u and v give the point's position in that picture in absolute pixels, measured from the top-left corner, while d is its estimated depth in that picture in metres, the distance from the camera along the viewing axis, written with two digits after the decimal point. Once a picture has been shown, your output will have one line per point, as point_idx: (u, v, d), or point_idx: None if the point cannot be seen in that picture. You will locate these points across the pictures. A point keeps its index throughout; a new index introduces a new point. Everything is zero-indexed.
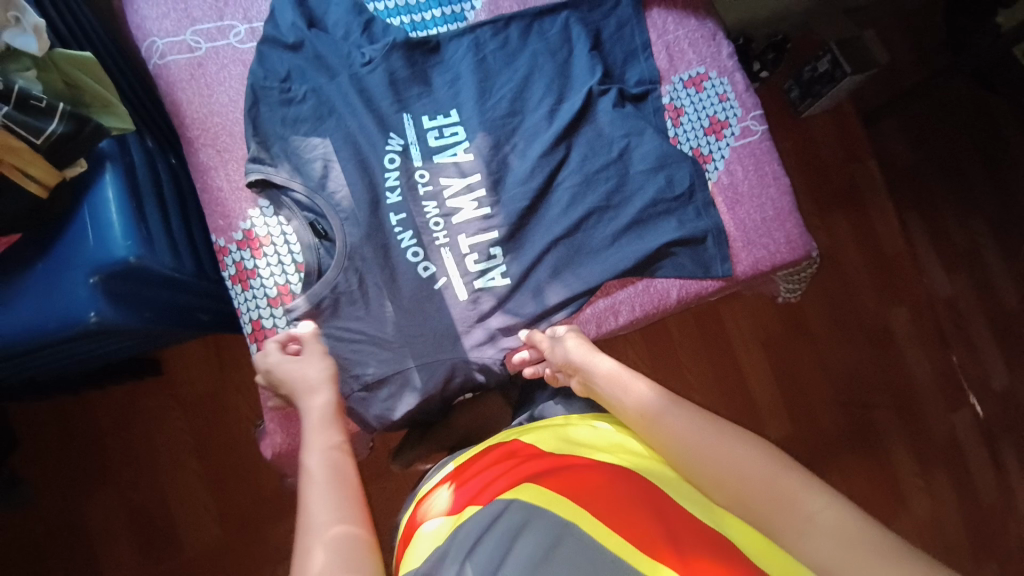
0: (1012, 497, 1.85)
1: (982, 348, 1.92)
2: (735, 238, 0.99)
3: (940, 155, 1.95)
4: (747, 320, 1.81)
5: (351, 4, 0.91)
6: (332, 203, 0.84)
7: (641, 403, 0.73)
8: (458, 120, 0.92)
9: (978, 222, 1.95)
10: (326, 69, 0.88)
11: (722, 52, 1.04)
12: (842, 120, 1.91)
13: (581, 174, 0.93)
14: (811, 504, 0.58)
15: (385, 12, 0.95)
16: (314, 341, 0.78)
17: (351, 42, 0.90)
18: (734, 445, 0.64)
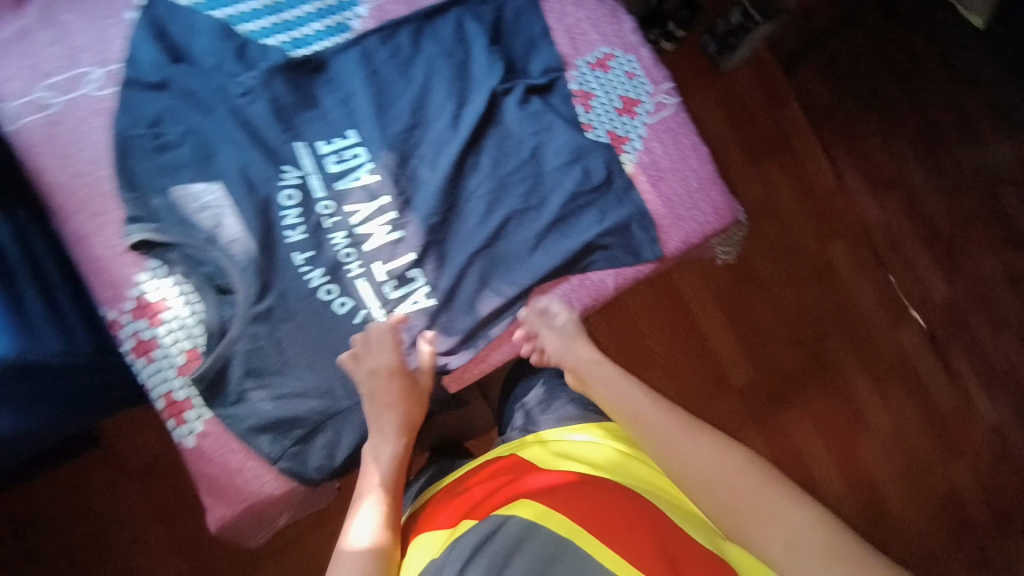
0: (968, 406, 1.91)
1: (921, 269, 1.94)
2: (663, 216, 0.98)
3: None
4: (697, 280, 1.85)
5: (218, 30, 0.83)
6: (228, 253, 0.80)
7: (635, 407, 0.82)
8: (358, 140, 0.87)
9: (900, 144, 1.91)
10: (201, 105, 0.82)
11: (624, 27, 1.01)
12: (762, 68, 1.94)
13: (495, 179, 0.92)
14: (778, 502, 0.65)
15: (258, 32, 0.86)
16: (428, 361, 0.86)
17: (226, 71, 0.83)
18: (716, 447, 0.72)
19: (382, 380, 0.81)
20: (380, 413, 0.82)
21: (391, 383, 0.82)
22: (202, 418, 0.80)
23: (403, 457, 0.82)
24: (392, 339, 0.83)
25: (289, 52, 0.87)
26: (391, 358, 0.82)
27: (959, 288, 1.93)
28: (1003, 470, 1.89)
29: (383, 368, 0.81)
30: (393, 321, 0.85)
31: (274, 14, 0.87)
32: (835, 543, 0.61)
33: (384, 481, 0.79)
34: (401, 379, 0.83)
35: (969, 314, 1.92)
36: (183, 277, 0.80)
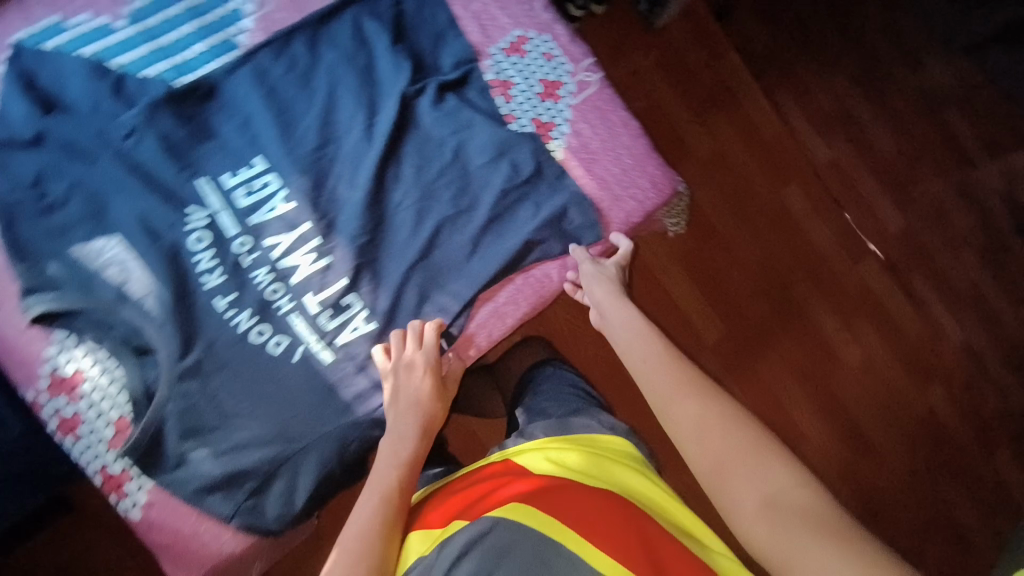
0: (934, 325, 2.01)
1: (874, 200, 2.04)
2: (601, 198, 0.95)
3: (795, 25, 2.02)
4: (660, 243, 1.82)
5: (88, 68, 0.75)
6: (140, 311, 0.74)
7: (642, 357, 0.81)
8: (265, 167, 0.81)
9: (843, 80, 2.05)
10: (83, 155, 0.75)
11: (535, 6, 0.96)
12: (698, 21, 1.97)
13: (420, 187, 0.87)
14: (769, 468, 0.65)
15: (134, 65, 0.78)
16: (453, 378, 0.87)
17: (104, 113, 0.75)
18: (713, 412, 0.71)
19: (416, 373, 0.81)
20: (404, 408, 0.80)
21: (423, 379, 0.81)
22: (144, 488, 0.76)
23: (418, 460, 0.78)
24: (433, 336, 0.83)
25: (171, 81, 0.78)
26: (425, 352, 0.82)
27: (910, 214, 2.06)
28: (969, 381, 2.00)
29: (419, 362, 0.81)
30: (436, 322, 0.84)
31: (150, 42, 0.78)
32: (815, 512, 0.61)
33: (392, 478, 0.75)
34: (434, 379, 0.82)
35: (924, 238, 2.05)
36: (94, 345, 0.75)
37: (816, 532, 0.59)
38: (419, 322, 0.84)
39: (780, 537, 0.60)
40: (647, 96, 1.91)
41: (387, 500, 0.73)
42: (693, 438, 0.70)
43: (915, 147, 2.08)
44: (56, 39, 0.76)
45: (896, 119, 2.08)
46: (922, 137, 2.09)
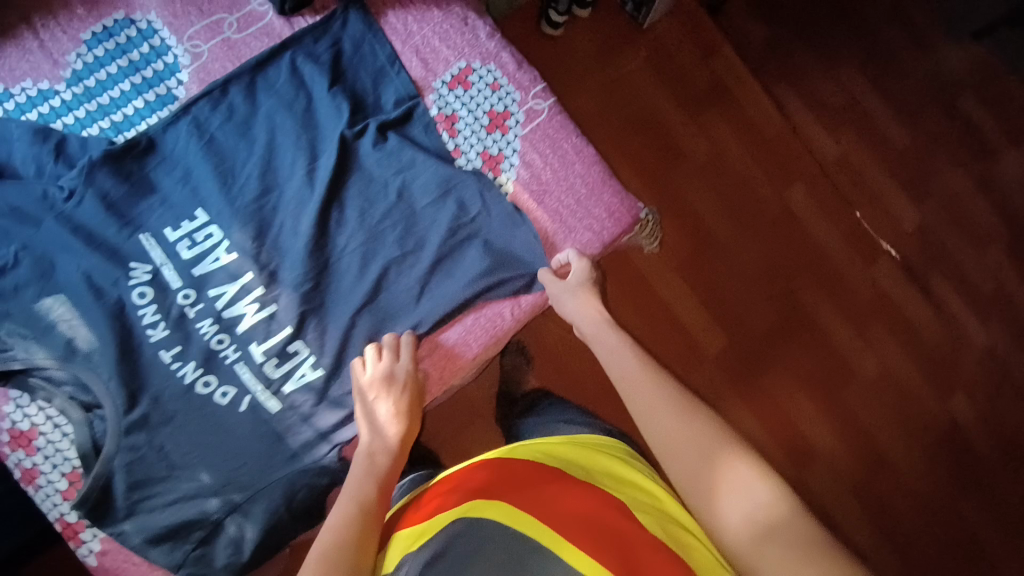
0: (952, 325, 1.92)
1: (887, 195, 1.95)
2: (554, 230, 0.94)
3: (792, 17, 1.96)
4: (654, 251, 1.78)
5: (30, 131, 0.77)
6: (89, 367, 0.77)
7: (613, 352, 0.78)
8: (207, 219, 0.82)
9: (848, 71, 1.98)
10: (29, 219, 0.77)
11: (479, 35, 0.94)
12: (689, 17, 1.90)
13: (364, 229, 0.87)
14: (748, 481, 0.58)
15: (76, 124, 0.80)
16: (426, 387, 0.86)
17: (48, 175, 0.78)
18: (690, 418, 0.65)
19: (396, 385, 0.81)
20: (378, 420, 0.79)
21: (399, 391, 0.81)
22: (98, 536, 0.81)
23: (394, 467, 0.75)
24: (409, 347, 0.84)
25: (112, 138, 0.81)
26: (403, 363, 0.83)
27: (924, 208, 1.97)
28: (991, 382, 1.91)
29: (398, 374, 0.82)
30: (411, 334, 0.85)
31: (89, 103, 0.81)
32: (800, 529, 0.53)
33: (369, 486, 0.71)
34: (411, 390, 0.82)
35: (940, 234, 1.97)
36: (48, 401, 0.77)
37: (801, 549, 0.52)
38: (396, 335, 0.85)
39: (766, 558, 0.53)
40: (638, 100, 1.85)
41: (364, 506, 0.68)
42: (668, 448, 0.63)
43: (927, 138, 2.00)
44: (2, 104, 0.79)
45: (905, 109, 2.00)
46: (935, 128, 2.00)
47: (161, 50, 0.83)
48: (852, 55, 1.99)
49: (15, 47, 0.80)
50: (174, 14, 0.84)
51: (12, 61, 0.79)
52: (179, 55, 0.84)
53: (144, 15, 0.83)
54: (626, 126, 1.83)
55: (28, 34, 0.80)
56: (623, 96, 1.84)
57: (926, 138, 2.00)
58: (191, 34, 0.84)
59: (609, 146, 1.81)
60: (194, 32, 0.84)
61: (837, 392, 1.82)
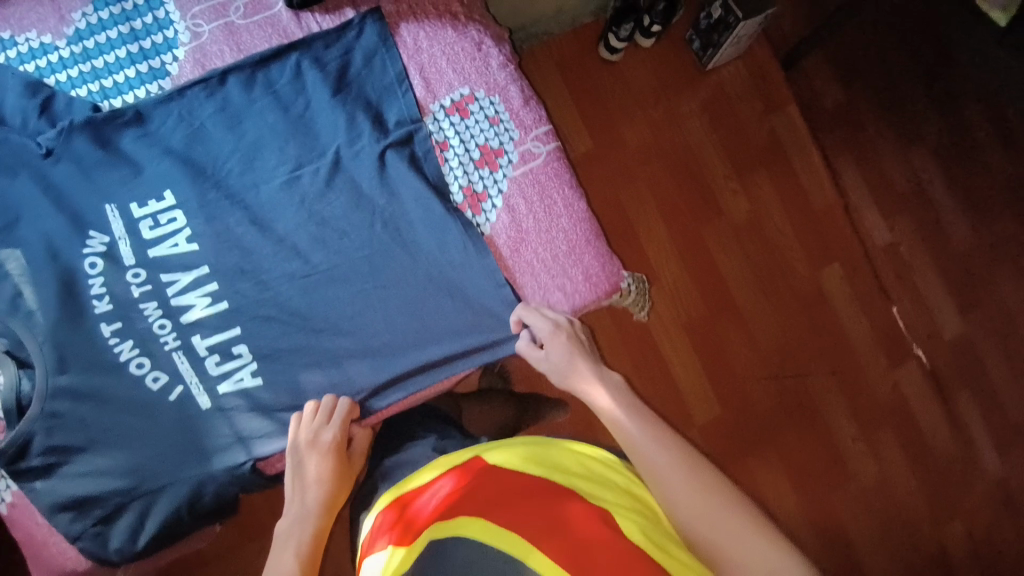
0: (969, 451, 1.77)
1: (931, 297, 1.81)
2: (524, 284, 0.90)
3: (875, 86, 1.80)
4: (665, 304, 1.69)
5: (21, 85, 0.82)
6: (28, 324, 0.79)
7: (612, 419, 0.76)
8: (173, 203, 0.84)
9: (922, 156, 1.82)
10: (4, 169, 0.81)
11: (490, 64, 0.92)
12: (757, 67, 1.79)
13: (329, 247, 0.86)
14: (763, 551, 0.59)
15: (68, 83, 0.84)
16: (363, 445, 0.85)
17: (29, 129, 0.81)
18: (701, 491, 0.65)
19: (321, 450, 0.79)
20: (303, 487, 0.77)
21: (324, 456, 0.79)
22: (10, 488, 0.81)
23: (319, 535, 0.75)
24: (346, 411, 0.82)
25: (97, 102, 0.84)
26: (335, 427, 0.81)
27: (972, 320, 1.81)
28: (1002, 521, 1.75)
29: (326, 438, 0.80)
30: (349, 401, 0.83)
31: (83, 64, 0.84)
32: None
33: (289, 560, 0.71)
34: (337, 456, 0.80)
35: (982, 351, 1.80)
36: None
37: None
38: (333, 398, 0.83)
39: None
40: (685, 143, 1.75)
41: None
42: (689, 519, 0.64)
43: (996, 245, 1.82)
44: (5, 52, 0.84)
45: (976, 209, 1.82)
46: (1008, 236, 1.81)
47: (164, 22, 0.85)
48: (931, 139, 1.82)
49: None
50: None
51: (23, 13, 0.85)
52: (181, 31, 0.85)
53: None
54: (663, 167, 1.74)
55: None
56: (668, 137, 1.75)
57: (994, 245, 1.82)
58: (195, 12, 0.85)
59: (641, 186, 1.73)
60: (198, 11, 0.85)
61: (830, 496, 1.68)
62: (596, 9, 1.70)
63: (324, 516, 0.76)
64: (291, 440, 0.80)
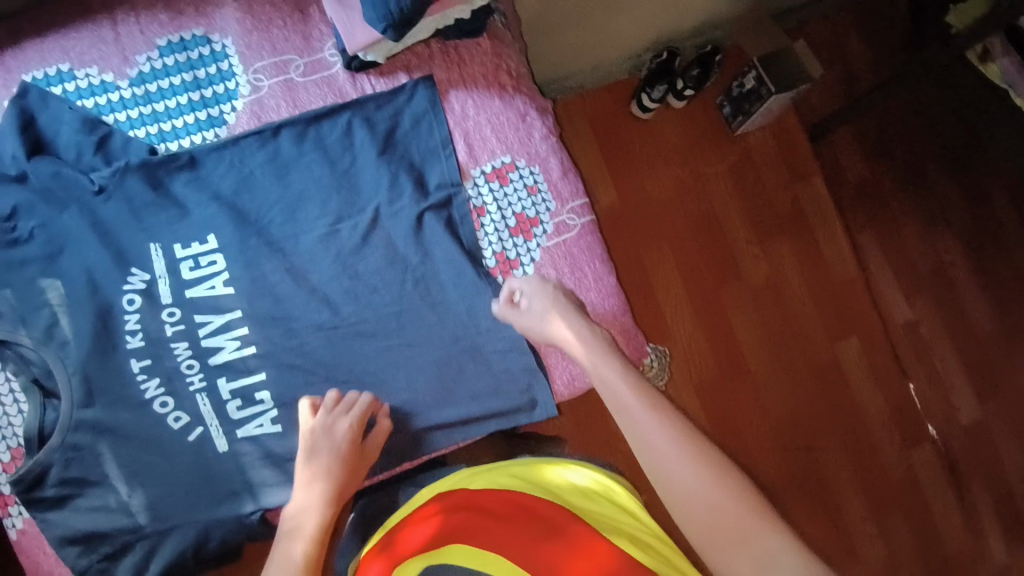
0: (981, 545, 1.71)
1: (949, 382, 1.79)
2: (548, 352, 0.92)
3: (901, 167, 1.82)
4: (680, 365, 1.68)
5: (80, 121, 0.85)
6: (59, 353, 0.82)
7: (611, 392, 0.68)
8: (215, 247, 0.86)
9: (945, 239, 1.82)
10: (56, 201, 0.84)
11: (533, 135, 0.95)
12: (786, 138, 1.81)
13: (361, 301, 0.88)
14: (768, 542, 0.52)
15: (127, 123, 0.87)
16: (378, 439, 0.81)
17: (85, 165, 0.85)
18: (702, 464, 0.58)
19: (334, 439, 0.77)
20: (311, 476, 0.74)
21: (336, 449, 0.77)
22: (23, 515, 0.82)
23: (324, 526, 0.70)
24: (366, 404, 0.81)
25: (153, 145, 0.87)
26: (350, 419, 0.79)
27: (988, 407, 1.78)
28: None
29: (341, 429, 0.78)
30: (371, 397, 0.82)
31: (144, 106, 0.87)
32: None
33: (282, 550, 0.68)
34: (351, 448, 0.78)
35: (995, 440, 1.78)
36: (14, 372, 0.82)
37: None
38: (356, 393, 0.82)
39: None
40: (710, 206, 1.77)
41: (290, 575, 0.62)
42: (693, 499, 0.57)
43: (1017, 333, 1.80)
44: (65, 85, 0.87)
45: (999, 296, 1.81)
46: None
47: (226, 74, 0.89)
48: (957, 222, 1.82)
49: (91, 34, 0.88)
50: (248, 45, 0.89)
51: (86, 49, 0.87)
52: (241, 84, 0.89)
53: (221, 38, 0.89)
54: (686, 227, 1.75)
55: (105, 22, 0.88)
56: (692, 198, 1.77)
57: (1014, 334, 1.80)
58: (257, 67, 0.89)
59: (663, 245, 1.74)
60: (261, 67, 0.89)
61: None
62: (631, 67, 1.75)
63: (329, 507, 0.72)
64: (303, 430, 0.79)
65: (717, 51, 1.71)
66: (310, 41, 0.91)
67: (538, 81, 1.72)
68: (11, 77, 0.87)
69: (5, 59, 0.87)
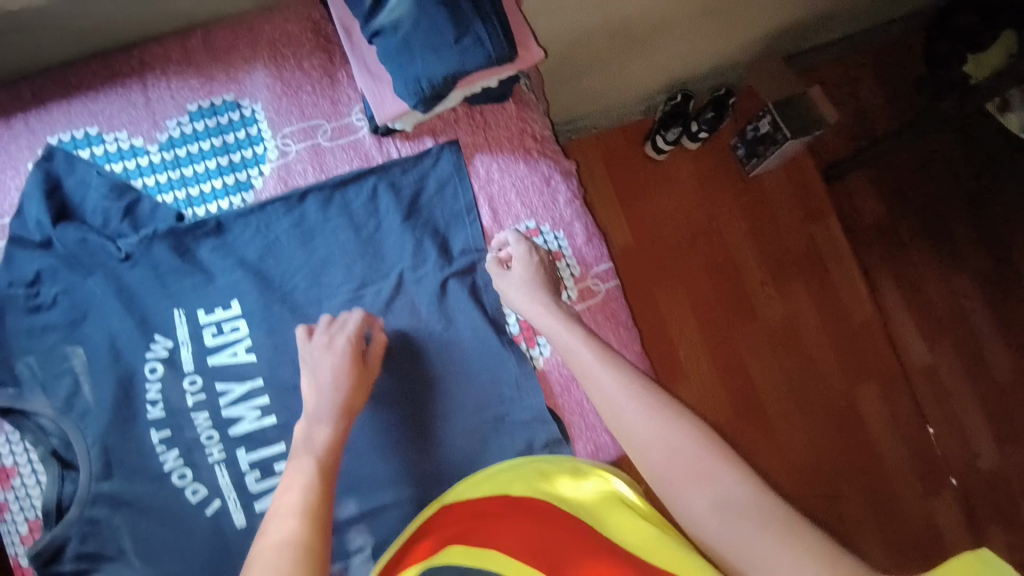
0: None
1: (970, 426, 1.76)
2: (573, 421, 0.90)
3: (917, 209, 1.81)
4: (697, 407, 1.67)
5: (109, 186, 0.85)
6: (80, 423, 0.82)
7: (576, 354, 0.74)
8: (239, 312, 0.85)
9: (962, 281, 1.81)
10: (81, 267, 0.84)
11: (557, 199, 0.94)
12: (799, 174, 1.81)
13: (384, 368, 0.87)
14: (718, 473, 0.59)
15: (155, 187, 0.87)
16: (375, 352, 0.83)
17: (112, 230, 0.85)
18: (658, 411, 0.65)
19: (332, 354, 0.80)
20: (322, 391, 0.78)
21: (336, 360, 0.79)
22: None
23: (338, 438, 0.74)
24: (357, 321, 0.83)
25: (181, 209, 0.87)
26: (347, 333, 0.81)
27: (1009, 452, 1.74)
28: None
29: (339, 343, 0.80)
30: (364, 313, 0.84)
31: (173, 171, 0.88)
32: (767, 513, 0.54)
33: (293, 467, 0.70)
34: (352, 360, 0.80)
35: (1016, 486, 1.73)
36: (32, 443, 0.81)
37: (766, 531, 0.52)
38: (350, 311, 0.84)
39: (734, 545, 0.53)
40: (725, 246, 1.76)
41: (309, 484, 0.67)
42: (648, 445, 0.62)
43: None
44: (92, 148, 0.86)
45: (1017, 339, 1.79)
46: None
47: (255, 138, 0.89)
48: (973, 264, 1.81)
49: (121, 97, 0.87)
50: (278, 110, 0.90)
51: (114, 112, 0.87)
52: (270, 148, 0.90)
53: (250, 102, 0.89)
54: (701, 267, 1.74)
55: (135, 85, 0.87)
56: (707, 238, 1.76)
57: None
58: (286, 132, 0.90)
59: (678, 285, 1.73)
60: (289, 131, 0.90)
61: None
62: (645, 109, 1.76)
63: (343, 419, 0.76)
64: (304, 353, 0.81)
65: (730, 95, 1.72)
66: (338, 106, 0.91)
67: (552, 120, 1.72)
68: (35, 138, 0.86)
69: (30, 120, 0.86)
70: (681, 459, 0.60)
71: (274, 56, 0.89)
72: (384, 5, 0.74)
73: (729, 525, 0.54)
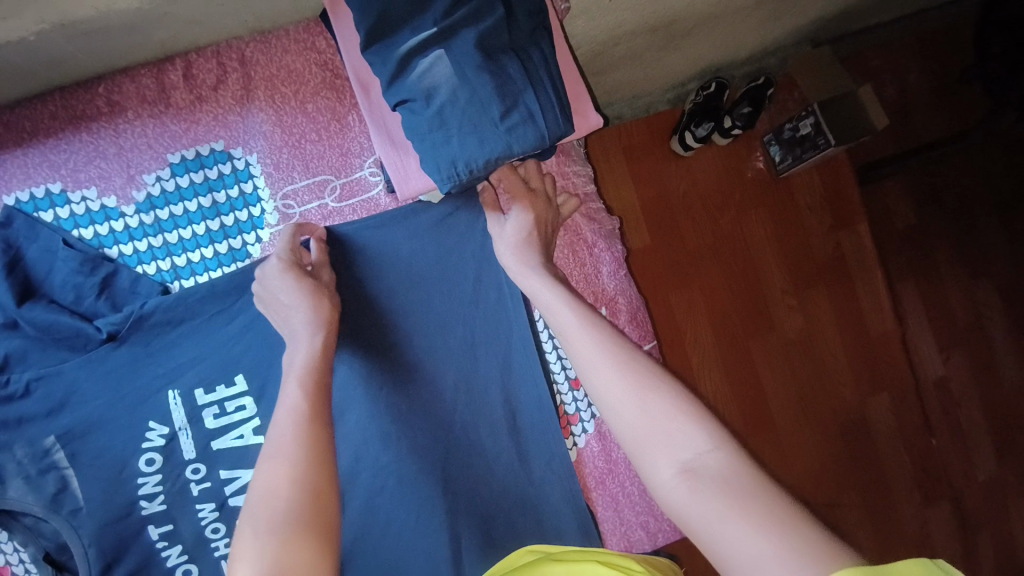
0: None
1: (972, 434, 1.51)
2: (605, 517, 0.90)
3: (951, 208, 1.50)
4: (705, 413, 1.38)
5: (79, 260, 0.72)
6: (71, 522, 0.73)
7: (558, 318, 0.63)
8: (244, 389, 0.75)
9: (986, 291, 1.51)
10: (55, 350, 0.73)
11: (601, 271, 0.89)
12: (834, 173, 1.42)
13: (408, 453, 0.78)
14: (681, 427, 0.50)
15: (134, 256, 0.76)
16: (320, 253, 0.73)
17: (86, 308, 0.73)
18: (625, 368, 0.54)
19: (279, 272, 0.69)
20: (284, 314, 0.67)
21: (285, 279, 0.68)
22: None
23: (320, 360, 0.63)
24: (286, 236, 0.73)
25: (166, 283, 0.76)
26: (280, 253, 0.71)
27: (1009, 464, 1.51)
28: None
29: (275, 267, 0.69)
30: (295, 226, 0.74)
31: (153, 237, 0.76)
32: (746, 488, 0.45)
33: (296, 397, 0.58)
34: (299, 274, 0.69)
35: (1010, 499, 1.50)
36: (22, 543, 0.74)
37: (738, 505, 0.44)
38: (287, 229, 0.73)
39: (698, 516, 0.45)
40: (740, 239, 1.39)
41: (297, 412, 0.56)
42: (615, 408, 0.52)
43: None
44: (56, 209, 0.74)
45: None
46: None
47: (250, 198, 0.77)
48: (995, 272, 1.52)
49: (88, 146, 0.74)
50: (277, 164, 0.77)
51: (80, 164, 0.74)
52: (268, 211, 0.78)
53: (244, 154, 0.77)
54: (711, 261, 1.38)
55: (104, 130, 0.74)
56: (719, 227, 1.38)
57: None
58: (287, 191, 0.78)
59: (682, 283, 1.37)
60: (291, 191, 0.78)
61: None
62: (673, 98, 1.37)
63: (320, 334, 0.65)
64: (258, 286, 0.71)
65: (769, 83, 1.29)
66: (348, 159, 0.79)
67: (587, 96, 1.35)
68: None
69: None
70: (651, 421, 0.50)
71: (273, 98, 0.76)
72: (413, 65, 0.59)
73: (693, 497, 0.46)
